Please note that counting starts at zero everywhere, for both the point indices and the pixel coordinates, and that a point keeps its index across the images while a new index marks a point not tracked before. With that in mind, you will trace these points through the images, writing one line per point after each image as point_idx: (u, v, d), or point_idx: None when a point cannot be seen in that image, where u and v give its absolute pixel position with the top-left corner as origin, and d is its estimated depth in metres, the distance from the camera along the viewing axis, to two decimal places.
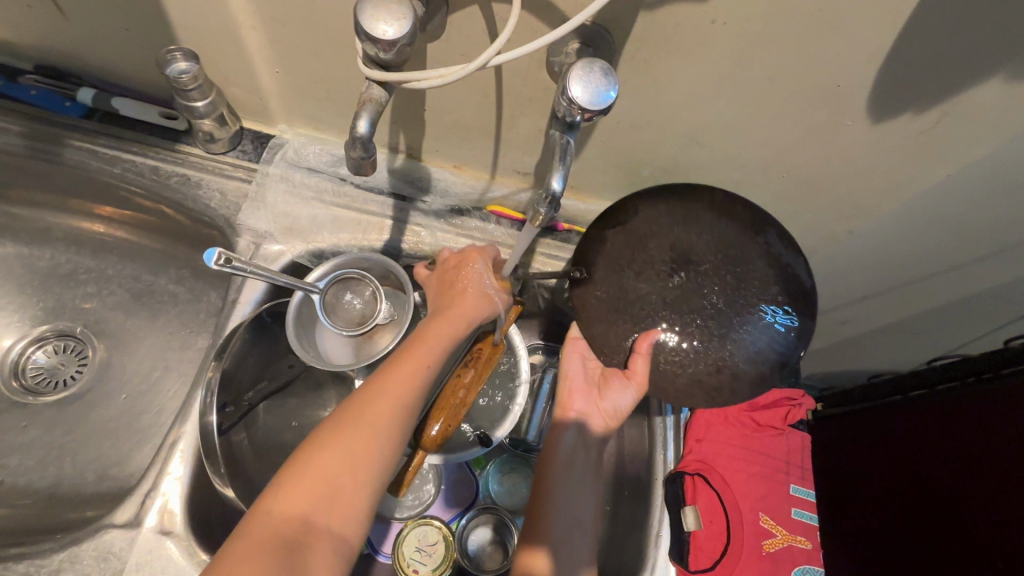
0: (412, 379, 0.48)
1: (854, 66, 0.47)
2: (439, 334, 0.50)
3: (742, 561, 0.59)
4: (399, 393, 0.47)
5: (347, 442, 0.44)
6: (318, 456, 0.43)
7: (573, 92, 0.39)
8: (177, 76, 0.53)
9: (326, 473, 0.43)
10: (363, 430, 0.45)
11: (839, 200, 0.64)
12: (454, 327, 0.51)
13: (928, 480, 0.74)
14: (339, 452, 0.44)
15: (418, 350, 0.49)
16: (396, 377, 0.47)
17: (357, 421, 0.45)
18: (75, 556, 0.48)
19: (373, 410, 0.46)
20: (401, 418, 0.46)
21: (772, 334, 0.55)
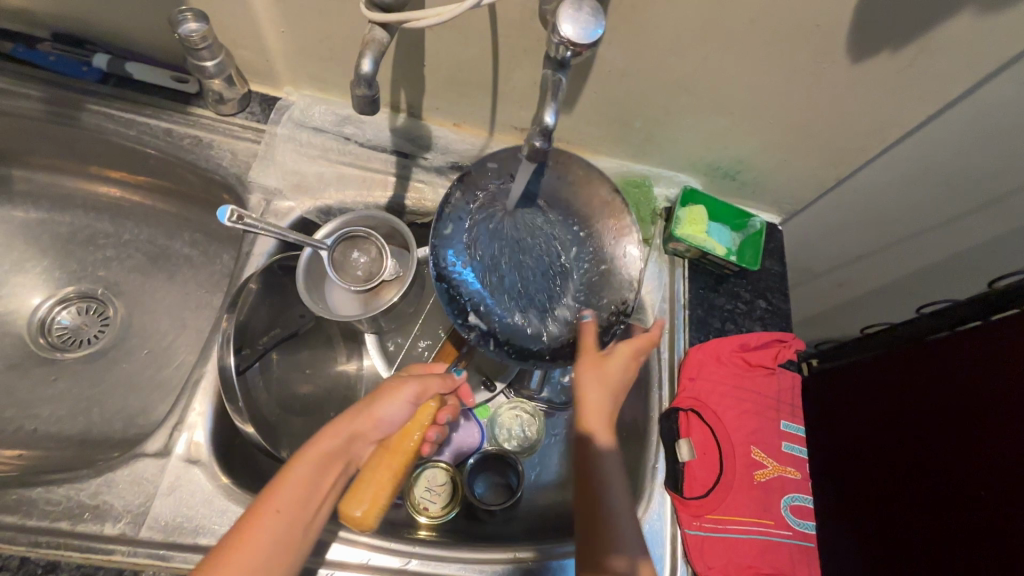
0: (331, 449, 0.51)
1: (832, 4, 0.49)
2: (353, 415, 0.53)
3: (734, 489, 0.62)
4: (319, 463, 0.50)
5: (275, 509, 0.47)
6: (257, 521, 0.47)
7: (563, 29, 0.41)
8: (188, 35, 0.56)
9: (268, 539, 0.46)
10: (294, 492, 0.48)
11: (828, 147, 0.66)
12: (367, 414, 0.54)
13: (916, 421, 0.74)
14: (272, 518, 0.47)
15: (335, 425, 0.53)
16: (315, 454, 0.51)
17: (284, 486, 0.49)
18: (110, 481, 0.52)
19: (298, 478, 0.49)
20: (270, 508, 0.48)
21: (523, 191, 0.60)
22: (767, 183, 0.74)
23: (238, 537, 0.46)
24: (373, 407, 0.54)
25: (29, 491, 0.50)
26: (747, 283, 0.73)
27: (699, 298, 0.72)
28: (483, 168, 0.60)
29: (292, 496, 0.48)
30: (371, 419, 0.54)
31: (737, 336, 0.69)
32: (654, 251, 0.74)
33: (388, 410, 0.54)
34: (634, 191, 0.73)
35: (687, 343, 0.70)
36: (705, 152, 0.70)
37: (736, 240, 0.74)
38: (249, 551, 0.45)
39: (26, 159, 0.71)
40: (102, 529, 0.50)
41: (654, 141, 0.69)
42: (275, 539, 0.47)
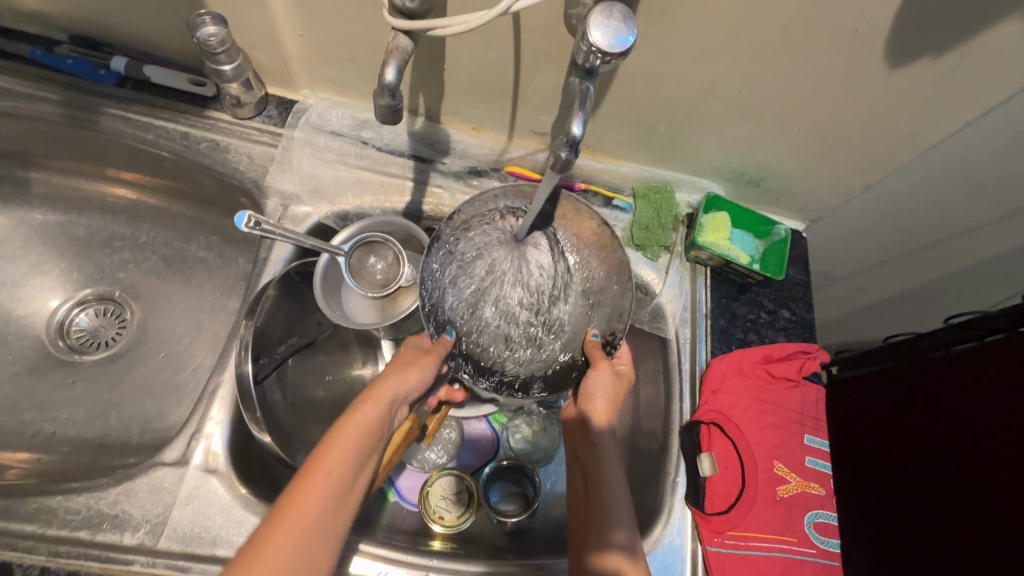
0: (377, 412, 0.48)
1: (872, 9, 0.47)
2: (394, 380, 0.51)
3: (756, 505, 0.61)
4: (367, 425, 0.47)
5: (328, 469, 0.42)
6: (311, 484, 0.41)
7: (593, 37, 0.40)
8: (206, 39, 0.56)
9: (321, 503, 0.41)
10: (346, 453, 0.44)
11: (859, 154, 0.64)
12: (403, 380, 0.52)
13: (947, 437, 0.72)
14: (326, 480, 0.42)
15: (379, 388, 0.50)
16: (364, 416, 0.47)
17: (337, 447, 0.44)
18: (129, 491, 0.52)
19: (349, 438, 0.45)
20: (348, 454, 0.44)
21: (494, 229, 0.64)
22: (792, 189, 0.72)
23: (288, 507, 0.40)
24: (407, 373, 0.53)
25: (49, 500, 0.50)
26: (771, 292, 0.72)
27: (721, 307, 0.70)
28: (487, 197, 0.62)
29: (346, 455, 0.44)
30: (404, 384, 0.52)
31: (761, 347, 0.67)
32: (675, 259, 0.72)
33: (418, 375, 0.53)
34: (655, 197, 0.72)
35: (708, 353, 0.69)
36: (729, 158, 0.68)
37: (760, 248, 0.72)
38: (301, 517, 0.40)
39: (45, 162, 0.71)
40: (120, 538, 0.50)
41: (677, 146, 0.67)
42: (328, 502, 0.41)
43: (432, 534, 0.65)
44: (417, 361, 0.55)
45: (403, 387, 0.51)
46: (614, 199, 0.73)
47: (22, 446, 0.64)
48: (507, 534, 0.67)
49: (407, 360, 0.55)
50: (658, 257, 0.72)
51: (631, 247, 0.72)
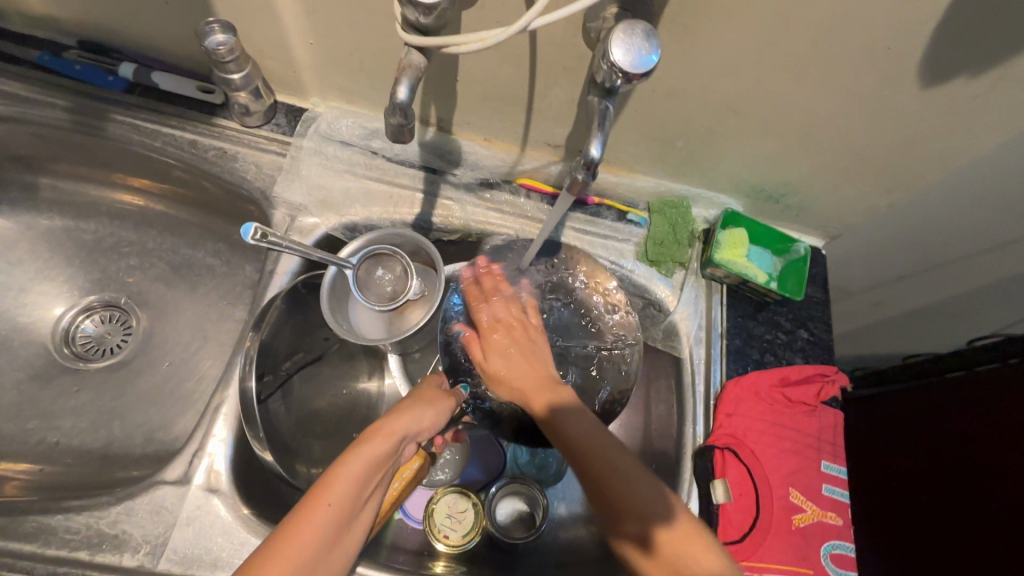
0: (387, 448, 0.47)
1: (906, 28, 0.45)
2: (405, 416, 0.50)
3: (772, 534, 0.59)
4: (373, 460, 0.46)
5: (329, 503, 0.42)
6: (312, 518, 0.41)
7: (615, 55, 0.38)
8: (215, 48, 0.54)
9: (316, 538, 0.41)
10: (348, 487, 0.44)
11: (885, 173, 0.62)
12: (415, 418, 0.51)
13: (969, 464, 0.70)
14: (326, 514, 0.42)
15: (389, 423, 0.49)
16: (371, 451, 0.46)
17: (340, 480, 0.44)
18: (130, 509, 0.51)
19: (354, 473, 0.44)
20: (355, 493, 0.44)
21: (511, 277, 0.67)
22: (814, 206, 0.70)
23: (285, 538, 0.40)
24: (422, 412, 0.51)
25: (50, 518, 0.50)
26: (788, 311, 0.70)
27: (737, 326, 0.68)
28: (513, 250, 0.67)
29: (348, 490, 0.44)
30: (418, 423, 0.51)
31: (777, 369, 0.65)
32: (691, 275, 0.70)
33: (432, 417, 0.52)
34: (670, 212, 0.70)
35: (723, 375, 0.67)
36: (749, 174, 0.66)
37: (779, 266, 0.70)
38: (299, 552, 0.40)
39: (52, 167, 0.70)
40: (120, 559, 0.50)
41: (695, 161, 0.65)
42: (324, 537, 0.41)
43: (435, 555, 0.64)
44: (434, 401, 0.54)
45: (415, 425, 0.50)
46: (628, 213, 0.71)
47: (24, 456, 0.63)
48: (512, 553, 0.66)
49: (424, 398, 0.53)
50: (672, 274, 0.70)
51: (644, 263, 0.71)
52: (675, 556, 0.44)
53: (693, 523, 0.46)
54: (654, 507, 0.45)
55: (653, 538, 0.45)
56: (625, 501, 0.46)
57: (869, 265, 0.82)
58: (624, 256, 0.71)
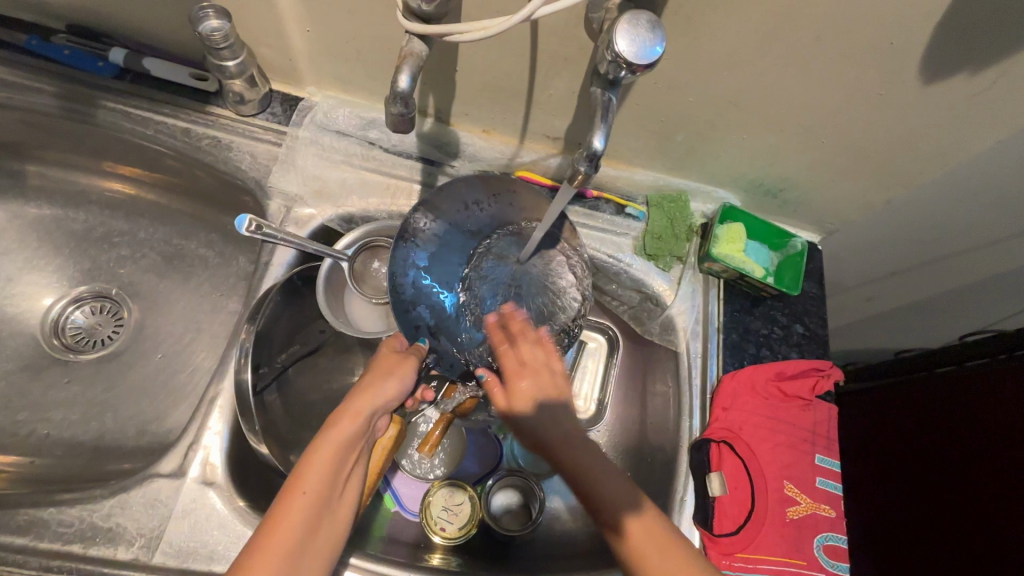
0: (354, 427, 0.46)
1: (909, 22, 0.45)
2: (369, 391, 0.48)
3: (766, 526, 0.59)
4: (344, 442, 0.45)
5: (303, 491, 0.42)
6: (292, 507, 0.42)
7: (619, 46, 0.38)
8: (208, 34, 0.53)
9: (299, 526, 0.41)
10: (321, 473, 0.43)
11: (883, 168, 0.62)
12: (379, 391, 0.49)
13: (965, 460, 0.70)
14: (306, 501, 0.42)
15: (353, 403, 0.47)
16: (338, 436, 0.45)
17: (312, 466, 0.43)
18: (124, 502, 0.51)
19: (326, 457, 0.44)
20: (329, 477, 0.43)
21: (450, 219, 0.58)
22: (812, 202, 0.70)
23: (269, 530, 0.41)
24: (385, 384, 0.49)
25: (42, 512, 0.49)
26: (784, 306, 0.70)
27: (734, 321, 0.69)
28: (458, 186, 0.57)
29: (321, 475, 0.43)
30: (383, 395, 0.49)
31: (773, 363, 0.66)
32: (688, 269, 0.71)
33: (398, 385, 0.50)
34: (668, 206, 0.70)
35: (720, 369, 0.67)
36: (748, 169, 0.66)
37: (774, 260, 0.70)
38: (281, 544, 0.40)
39: (41, 155, 0.68)
40: (114, 553, 0.49)
41: (695, 155, 0.65)
42: (305, 525, 0.41)
43: (432, 548, 0.64)
44: (396, 367, 0.50)
45: (382, 399, 0.48)
46: (627, 207, 0.71)
47: (14, 448, 0.62)
48: (508, 546, 0.66)
49: (384, 367, 0.50)
50: (670, 268, 0.70)
51: (642, 257, 0.70)
52: (645, 543, 0.46)
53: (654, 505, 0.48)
54: (626, 499, 0.47)
55: (631, 528, 0.46)
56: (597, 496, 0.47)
57: (863, 261, 0.82)
58: (622, 249, 0.70)
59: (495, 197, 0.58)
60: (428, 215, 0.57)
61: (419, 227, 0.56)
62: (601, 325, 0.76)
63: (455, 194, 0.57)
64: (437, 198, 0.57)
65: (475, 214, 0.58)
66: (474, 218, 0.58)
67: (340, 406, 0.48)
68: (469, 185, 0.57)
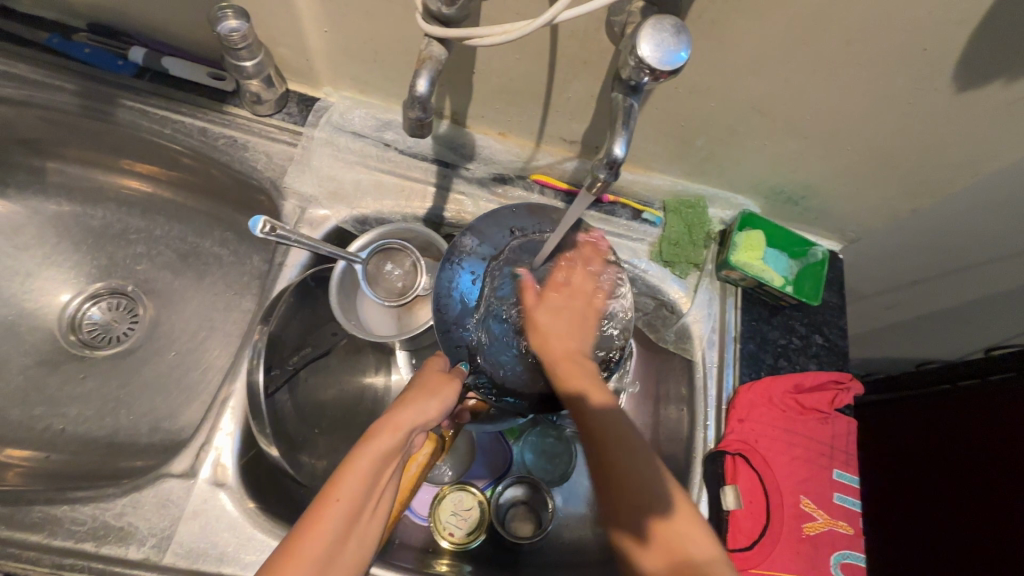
0: (395, 441, 0.43)
1: (944, 29, 0.43)
2: (412, 407, 0.46)
3: (782, 542, 0.58)
4: (384, 455, 0.43)
5: (338, 500, 0.40)
6: (324, 519, 0.39)
7: (643, 51, 0.37)
8: (227, 34, 0.53)
9: (330, 535, 0.39)
10: (358, 483, 0.41)
11: (910, 177, 0.60)
12: (423, 409, 0.46)
13: (985, 479, 0.69)
14: (339, 514, 0.40)
15: (395, 416, 0.44)
16: (377, 447, 0.43)
17: (349, 479, 0.41)
18: (137, 502, 0.51)
19: (364, 471, 0.41)
20: (365, 488, 0.41)
21: (487, 245, 0.58)
22: (834, 209, 0.68)
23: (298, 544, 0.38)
24: (428, 401, 0.46)
25: (55, 509, 0.50)
26: (804, 316, 0.68)
27: (751, 331, 0.67)
28: (503, 214, 0.59)
29: (358, 487, 0.41)
30: (425, 414, 0.46)
31: (792, 375, 0.64)
32: (705, 277, 0.69)
33: (440, 406, 0.47)
34: (687, 212, 0.68)
35: (736, 380, 0.65)
36: (769, 175, 0.64)
37: (794, 269, 0.69)
38: (312, 552, 0.38)
39: (60, 152, 0.69)
40: (126, 552, 0.49)
41: (715, 161, 0.64)
42: (337, 533, 0.39)
43: (440, 552, 0.64)
44: (440, 389, 0.48)
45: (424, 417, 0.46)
46: (644, 212, 0.70)
47: (30, 442, 0.63)
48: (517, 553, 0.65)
49: (430, 385, 0.48)
50: (686, 275, 0.69)
51: (658, 263, 0.69)
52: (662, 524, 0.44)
53: (691, 508, 0.45)
54: (650, 494, 0.45)
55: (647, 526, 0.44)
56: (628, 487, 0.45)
57: (885, 271, 0.80)
58: (637, 255, 0.69)
59: (538, 222, 0.60)
60: (466, 240, 0.58)
61: (461, 250, 0.57)
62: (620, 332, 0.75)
63: (495, 222, 0.59)
64: (477, 225, 0.58)
65: (515, 239, 0.58)
66: (513, 243, 0.58)
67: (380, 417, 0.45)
68: (505, 215, 0.59)
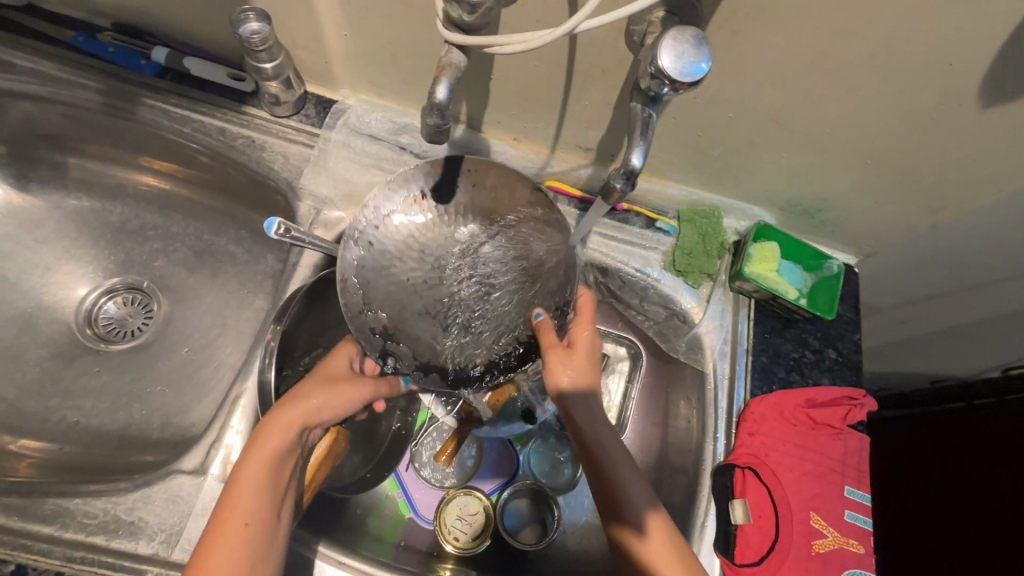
0: (284, 443, 0.49)
1: (972, 43, 0.42)
2: (299, 407, 0.50)
3: (791, 558, 0.57)
4: (275, 457, 0.48)
5: (241, 511, 0.45)
6: (225, 532, 0.44)
7: (663, 62, 0.37)
8: (249, 36, 0.54)
9: (239, 546, 0.44)
10: (254, 492, 0.46)
11: (931, 192, 0.59)
12: (308, 404, 0.51)
13: (1002, 502, 0.67)
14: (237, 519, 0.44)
15: (282, 417, 0.49)
16: (265, 450, 0.48)
17: (245, 490, 0.46)
18: (147, 496, 0.52)
19: (257, 474, 0.47)
20: (265, 495, 0.46)
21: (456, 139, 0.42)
22: (850, 222, 0.68)
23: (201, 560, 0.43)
24: (317, 399, 0.52)
25: (68, 501, 0.50)
26: (817, 329, 0.67)
27: (763, 343, 0.67)
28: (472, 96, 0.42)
29: (256, 496, 0.46)
30: (313, 409, 0.51)
31: (804, 389, 0.64)
32: (718, 287, 0.69)
33: (331, 401, 0.52)
34: (700, 222, 0.68)
35: (747, 393, 0.65)
36: (786, 187, 0.64)
37: (808, 282, 0.68)
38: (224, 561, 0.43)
39: (80, 148, 0.70)
40: (136, 546, 0.50)
41: (732, 171, 0.63)
42: (247, 545, 0.44)
43: (444, 556, 0.63)
44: (331, 385, 0.53)
45: (313, 409, 0.51)
46: (657, 220, 0.69)
47: (45, 433, 0.64)
48: (521, 560, 0.65)
49: (323, 381, 0.53)
50: (699, 285, 0.69)
51: (671, 272, 0.69)
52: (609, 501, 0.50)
53: (664, 528, 0.49)
54: (633, 512, 0.49)
55: (629, 538, 0.49)
56: (613, 501, 0.50)
57: (901, 286, 0.79)
58: (650, 264, 0.69)
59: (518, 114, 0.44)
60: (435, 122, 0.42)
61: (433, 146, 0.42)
62: (625, 337, 0.76)
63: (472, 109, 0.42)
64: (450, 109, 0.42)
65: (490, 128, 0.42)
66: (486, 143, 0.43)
67: (266, 421, 0.50)
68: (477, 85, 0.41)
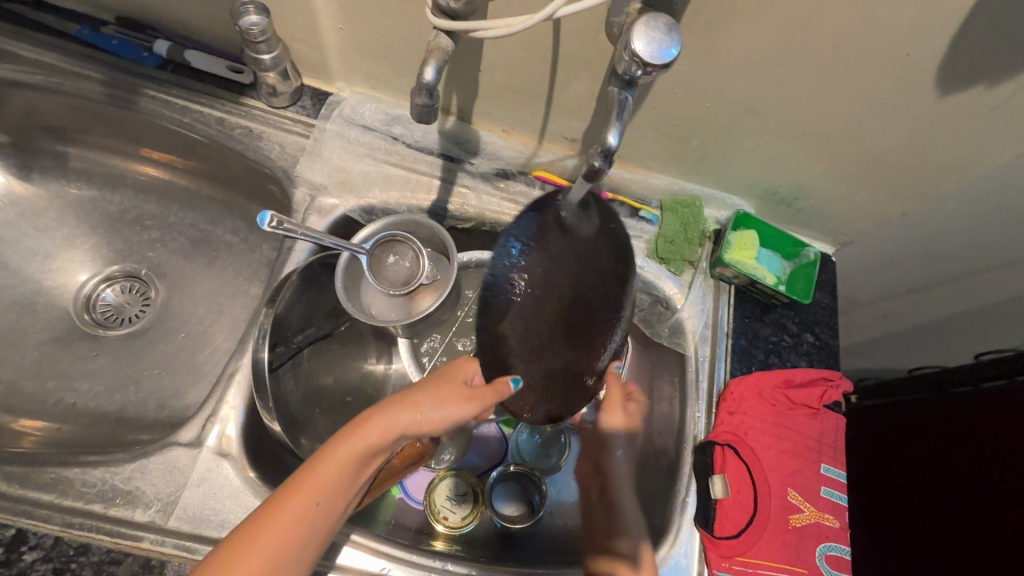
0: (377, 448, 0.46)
1: (926, 34, 0.46)
2: (407, 412, 0.47)
3: (768, 531, 0.59)
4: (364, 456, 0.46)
5: (314, 500, 0.44)
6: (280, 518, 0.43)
7: (636, 46, 0.39)
8: (248, 28, 0.56)
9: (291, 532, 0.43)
10: (331, 487, 0.45)
11: (899, 180, 0.62)
12: (416, 414, 0.47)
13: (980, 485, 0.70)
14: (303, 503, 0.44)
15: (390, 417, 0.47)
16: (359, 446, 0.46)
17: (320, 476, 0.44)
18: (145, 467, 0.53)
19: (337, 468, 0.45)
20: (336, 495, 0.45)
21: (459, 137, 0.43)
22: (825, 211, 0.70)
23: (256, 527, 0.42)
24: (426, 408, 0.48)
25: (67, 471, 0.52)
26: (796, 314, 0.70)
27: (743, 327, 0.69)
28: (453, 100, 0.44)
29: (328, 490, 0.45)
30: (416, 422, 0.47)
31: (782, 370, 0.66)
32: (700, 274, 0.71)
33: (438, 417, 0.48)
34: (682, 211, 0.71)
35: (727, 373, 0.67)
36: (762, 176, 0.67)
37: (786, 269, 0.71)
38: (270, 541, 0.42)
39: (82, 138, 0.72)
40: (133, 514, 0.51)
41: (711, 161, 0.66)
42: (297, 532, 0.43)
43: (435, 534, 0.66)
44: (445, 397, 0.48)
45: (420, 420, 0.47)
46: (641, 210, 0.72)
47: (43, 413, 0.65)
48: (510, 538, 0.67)
49: (441, 391, 0.49)
50: (681, 272, 0.71)
51: (654, 260, 0.71)
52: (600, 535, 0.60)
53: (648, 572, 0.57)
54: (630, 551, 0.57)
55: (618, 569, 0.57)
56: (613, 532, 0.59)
57: (877, 275, 0.82)
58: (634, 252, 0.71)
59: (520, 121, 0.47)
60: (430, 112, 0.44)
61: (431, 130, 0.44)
62: None
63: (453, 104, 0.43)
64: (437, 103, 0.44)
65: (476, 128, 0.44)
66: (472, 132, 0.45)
67: (372, 410, 0.47)
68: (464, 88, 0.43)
